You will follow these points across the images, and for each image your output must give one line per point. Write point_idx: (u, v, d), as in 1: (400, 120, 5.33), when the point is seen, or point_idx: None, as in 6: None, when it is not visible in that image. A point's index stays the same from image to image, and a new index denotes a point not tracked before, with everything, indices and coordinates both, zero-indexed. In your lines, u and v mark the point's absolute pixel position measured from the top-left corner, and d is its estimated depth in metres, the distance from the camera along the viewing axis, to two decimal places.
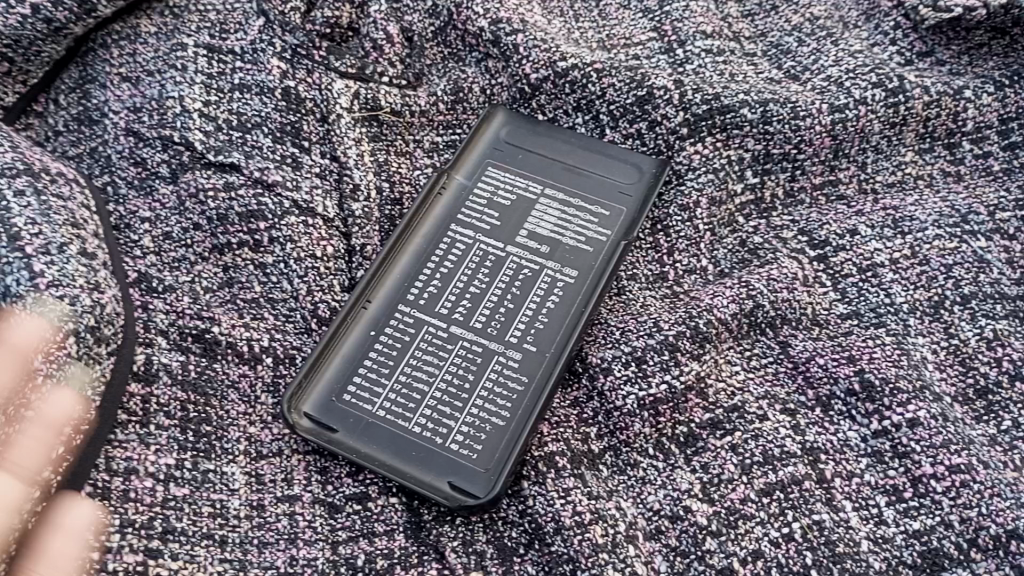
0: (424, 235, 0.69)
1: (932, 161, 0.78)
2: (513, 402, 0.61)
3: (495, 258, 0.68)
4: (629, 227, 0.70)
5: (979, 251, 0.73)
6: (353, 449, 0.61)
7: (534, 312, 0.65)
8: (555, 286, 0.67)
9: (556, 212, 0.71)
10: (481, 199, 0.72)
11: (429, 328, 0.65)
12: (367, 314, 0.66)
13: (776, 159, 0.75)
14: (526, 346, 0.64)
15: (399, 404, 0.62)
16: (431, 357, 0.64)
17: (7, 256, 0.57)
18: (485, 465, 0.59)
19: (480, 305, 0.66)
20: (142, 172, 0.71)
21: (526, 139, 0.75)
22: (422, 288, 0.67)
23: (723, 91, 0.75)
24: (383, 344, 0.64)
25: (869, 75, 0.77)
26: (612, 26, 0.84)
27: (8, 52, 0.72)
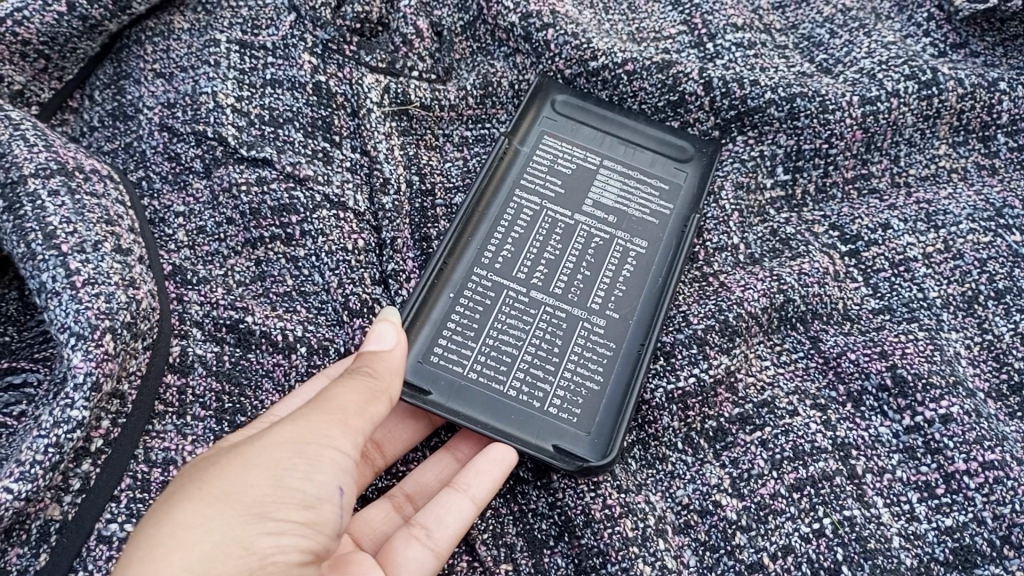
0: (495, 199, 0.68)
1: (967, 154, 0.77)
2: (604, 369, 0.63)
3: (566, 226, 0.68)
4: (695, 199, 0.70)
5: (1015, 245, 0.72)
6: (451, 410, 0.60)
7: (611, 281, 0.66)
8: (628, 255, 0.67)
9: (620, 182, 0.71)
10: (541, 166, 0.70)
11: (508, 292, 0.65)
12: (446, 279, 0.65)
13: (808, 155, 0.75)
14: (608, 313, 0.65)
15: (490, 367, 0.62)
16: (514, 323, 0.64)
17: (43, 254, 0.58)
18: (587, 429, 0.60)
19: (558, 271, 0.66)
20: (176, 167, 0.72)
21: (579, 110, 0.74)
22: (496, 252, 0.66)
23: (751, 90, 0.74)
24: (463, 308, 0.64)
25: (902, 68, 0.76)
26: (641, 20, 0.84)
27: (45, 49, 0.73)
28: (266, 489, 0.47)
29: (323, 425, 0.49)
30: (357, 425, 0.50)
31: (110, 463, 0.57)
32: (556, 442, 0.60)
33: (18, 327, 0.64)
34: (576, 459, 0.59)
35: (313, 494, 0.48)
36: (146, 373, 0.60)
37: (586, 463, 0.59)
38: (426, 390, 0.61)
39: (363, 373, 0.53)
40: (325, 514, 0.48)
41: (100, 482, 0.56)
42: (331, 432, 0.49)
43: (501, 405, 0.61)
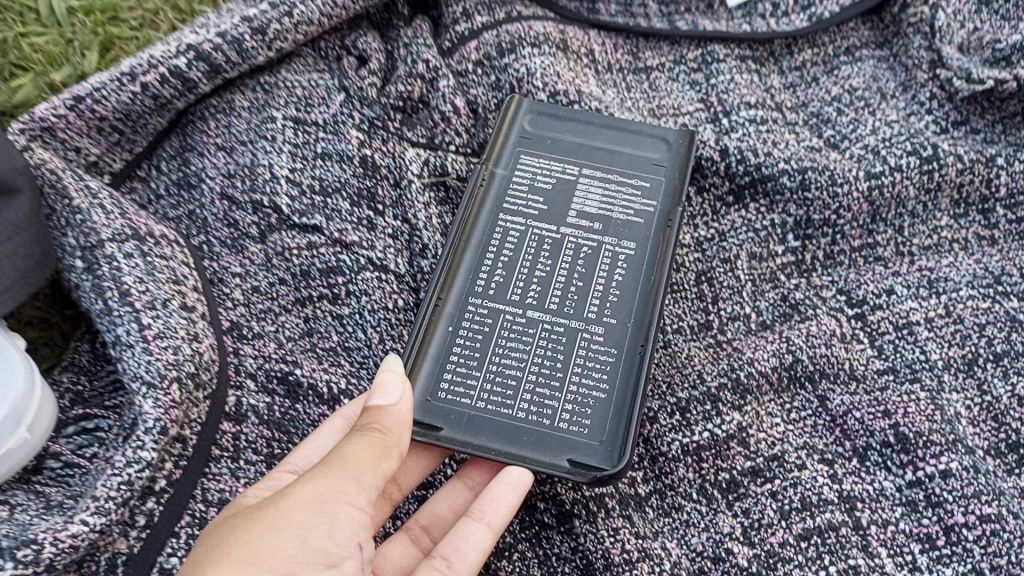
0: (478, 226, 0.74)
1: (967, 225, 0.82)
2: (608, 376, 0.67)
3: (553, 241, 0.73)
4: (673, 193, 0.76)
5: (1012, 311, 0.76)
6: (465, 442, 0.65)
7: (603, 287, 0.71)
8: (617, 259, 0.72)
9: (600, 189, 0.76)
10: (522, 186, 0.77)
11: (504, 317, 0.70)
12: (442, 314, 0.70)
13: (817, 224, 0.80)
14: (604, 319, 0.69)
15: (497, 393, 0.66)
16: (514, 344, 0.68)
17: (119, 310, 0.65)
18: (598, 438, 0.64)
19: (551, 287, 0.71)
20: (235, 232, 0.79)
21: (549, 126, 0.80)
22: (489, 279, 0.72)
23: (765, 159, 0.81)
24: (462, 338, 0.69)
25: (904, 144, 0.82)
26: (661, 97, 0.90)
27: (119, 125, 0.81)
28: (293, 549, 0.51)
29: (341, 486, 0.53)
30: (375, 479, 0.55)
31: (172, 501, 0.63)
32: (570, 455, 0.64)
33: (89, 376, 0.69)
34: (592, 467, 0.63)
35: (335, 551, 0.52)
36: (205, 420, 0.66)
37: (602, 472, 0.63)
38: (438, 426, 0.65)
39: (371, 429, 0.57)
40: (346, 570, 0.52)
41: (162, 518, 0.62)
42: (346, 491, 0.53)
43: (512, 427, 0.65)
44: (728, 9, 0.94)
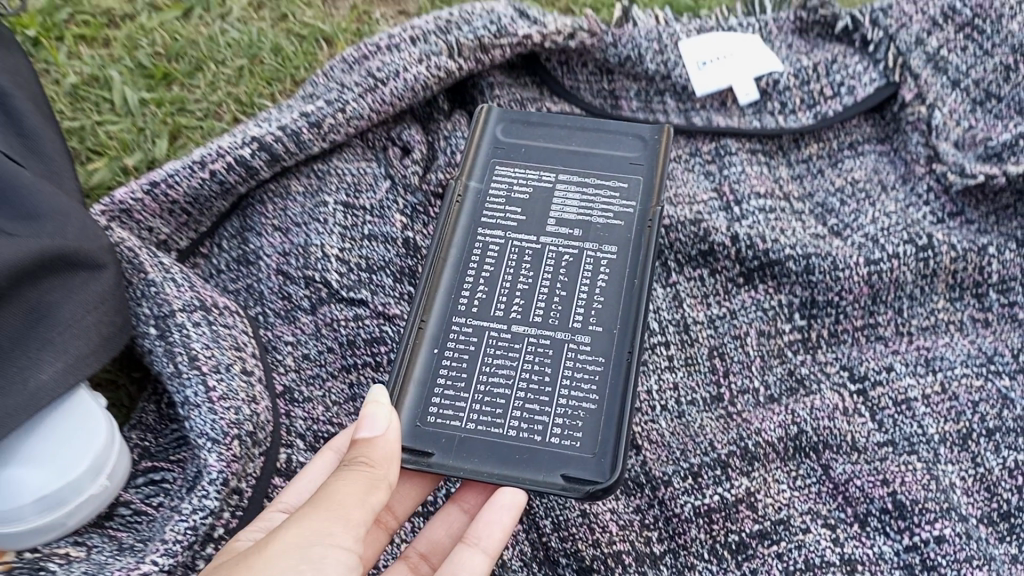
0: (457, 247, 0.78)
1: (962, 308, 0.88)
2: (597, 383, 0.70)
3: (534, 251, 0.77)
4: (651, 190, 0.79)
5: (1003, 389, 0.82)
6: (457, 467, 0.68)
7: (586, 295, 0.75)
8: (600, 264, 0.76)
9: (579, 194, 0.80)
10: (500, 199, 0.81)
11: (490, 333, 0.74)
12: (426, 336, 0.74)
13: (821, 305, 0.86)
14: (590, 327, 0.73)
15: (487, 412, 0.70)
16: (501, 362, 0.72)
17: (187, 373, 0.73)
18: (591, 450, 0.68)
19: (534, 300, 0.75)
20: (288, 304, 0.87)
21: (523, 133, 0.85)
22: (471, 296, 0.75)
23: (772, 245, 0.88)
24: (449, 359, 0.73)
25: (901, 233, 0.89)
26: (678, 185, 0.98)
27: (188, 207, 0.90)
28: None
29: (328, 520, 0.56)
30: (362, 514, 0.57)
31: None
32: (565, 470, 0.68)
33: (155, 434, 0.77)
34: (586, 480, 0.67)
35: None
36: (260, 475, 0.73)
37: (594, 488, 0.67)
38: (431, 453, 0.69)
39: (359, 463, 0.60)
40: None
41: None
42: (330, 529, 0.55)
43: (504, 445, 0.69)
44: (739, 107, 1.03)
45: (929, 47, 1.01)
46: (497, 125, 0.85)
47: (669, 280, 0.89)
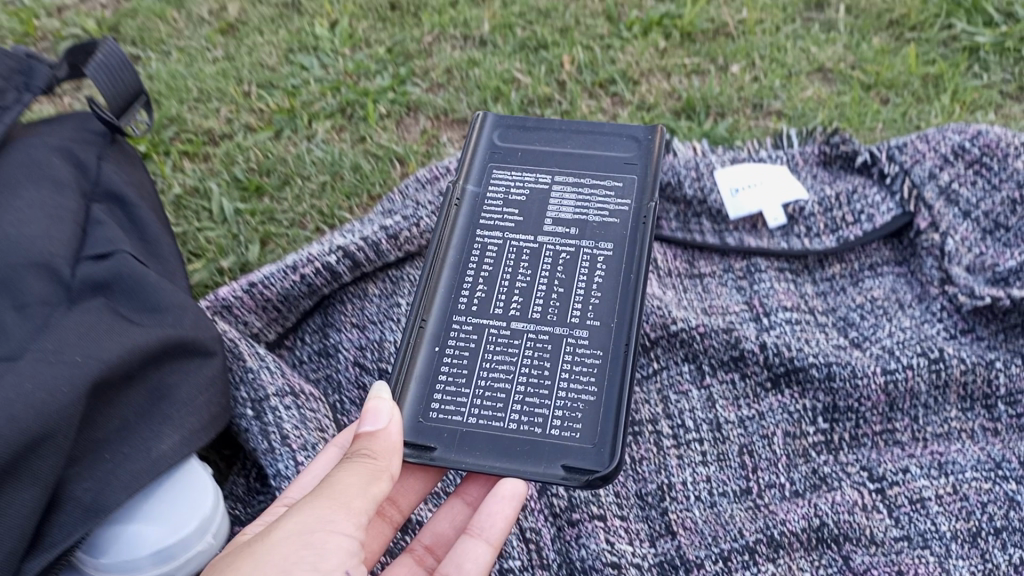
0: (459, 250, 0.91)
1: (974, 417, 0.96)
2: (598, 373, 0.82)
3: (532, 250, 0.90)
4: (642, 189, 0.93)
5: (1010, 492, 0.91)
6: (456, 461, 0.79)
7: (583, 294, 0.87)
8: (596, 261, 0.89)
9: (574, 196, 0.94)
10: (499, 201, 0.94)
11: (490, 330, 0.86)
12: (427, 336, 0.86)
13: (842, 410, 0.95)
14: (587, 322, 0.85)
15: (486, 409, 0.81)
16: (502, 356, 0.84)
17: (279, 449, 0.87)
18: (591, 441, 0.79)
19: (532, 300, 0.87)
20: (363, 393, 1.00)
21: (518, 137, 0.99)
22: (471, 298, 0.88)
23: (797, 353, 0.98)
24: (450, 358, 0.84)
25: (915, 347, 0.98)
26: (712, 298, 1.09)
27: (279, 304, 1.02)
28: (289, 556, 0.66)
29: (338, 502, 0.69)
30: (368, 495, 0.70)
31: None
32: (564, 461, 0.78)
33: (246, 504, 0.91)
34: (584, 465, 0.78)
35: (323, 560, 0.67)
36: None
37: (594, 476, 0.77)
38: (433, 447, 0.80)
39: (364, 454, 0.73)
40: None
41: None
42: (332, 512, 0.68)
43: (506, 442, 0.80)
44: (769, 230, 1.15)
45: (941, 181, 1.12)
46: (494, 131, 0.99)
47: (704, 382, 0.99)
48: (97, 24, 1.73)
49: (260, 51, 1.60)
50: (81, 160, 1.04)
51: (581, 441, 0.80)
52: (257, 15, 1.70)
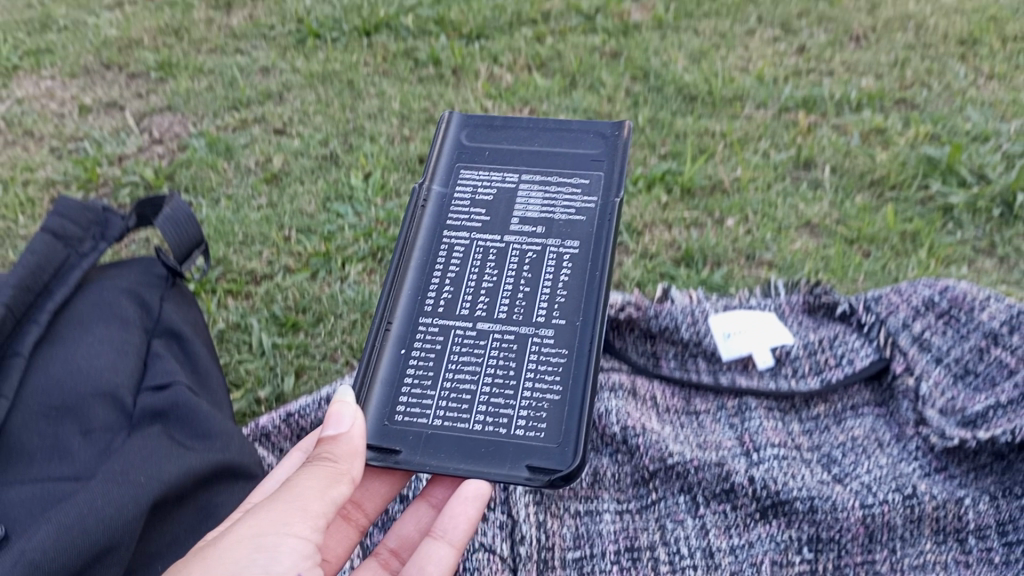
0: (427, 249, 1.05)
1: (947, 551, 1.05)
2: (561, 372, 0.96)
3: (498, 249, 1.04)
4: (607, 184, 1.07)
5: None
6: (418, 463, 0.92)
7: (548, 296, 1.01)
8: (562, 259, 1.03)
9: (541, 194, 1.07)
10: (466, 203, 1.08)
11: (456, 331, 1.00)
12: (392, 338, 1.00)
13: (824, 540, 1.05)
14: (552, 321, 0.99)
15: (453, 411, 0.95)
16: (469, 357, 0.98)
17: None
18: (554, 440, 0.92)
19: (499, 301, 1.01)
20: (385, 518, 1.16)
21: (486, 137, 1.13)
22: (438, 301, 1.02)
23: (782, 486, 1.08)
24: (416, 357, 0.98)
25: (890, 483, 1.08)
26: (706, 434, 1.19)
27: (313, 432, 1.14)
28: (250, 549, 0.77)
29: (296, 504, 0.81)
30: (327, 499, 0.82)
31: None
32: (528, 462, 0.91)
33: None
34: (548, 469, 0.91)
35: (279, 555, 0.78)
36: None
37: (554, 476, 0.90)
38: (398, 451, 0.93)
39: (326, 459, 0.85)
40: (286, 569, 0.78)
41: None
42: (292, 515, 0.80)
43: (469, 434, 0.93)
44: (758, 370, 1.26)
45: (913, 330, 1.24)
46: (462, 133, 1.13)
47: (698, 512, 1.09)
48: (154, 172, 1.91)
49: (301, 200, 1.79)
50: (146, 299, 1.18)
51: (544, 441, 0.92)
52: (300, 167, 1.90)
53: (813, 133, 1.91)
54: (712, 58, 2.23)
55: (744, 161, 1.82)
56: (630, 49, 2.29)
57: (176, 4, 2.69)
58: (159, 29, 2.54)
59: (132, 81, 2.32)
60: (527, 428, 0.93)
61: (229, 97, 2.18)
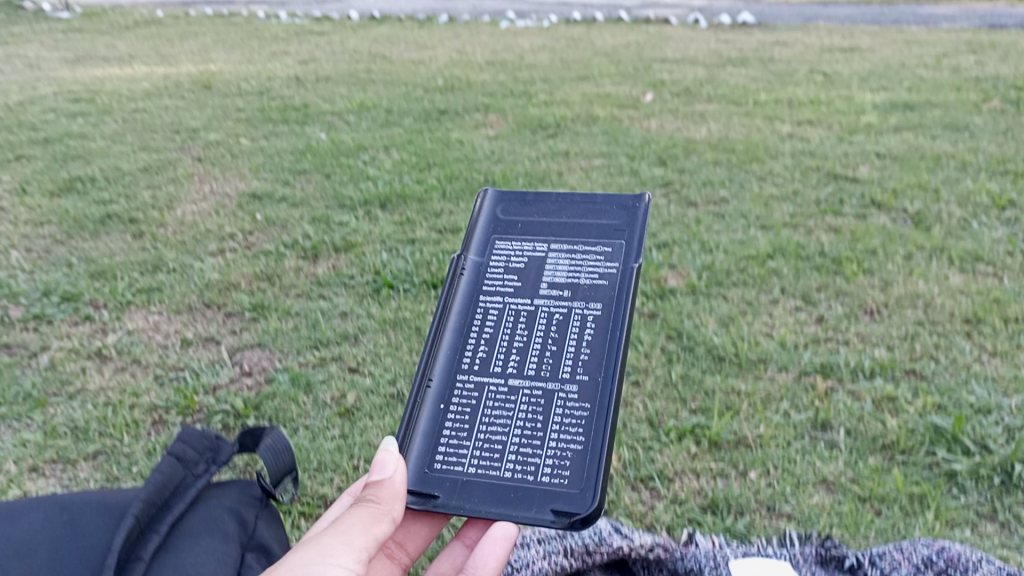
0: (466, 314, 1.46)
1: None
2: (583, 425, 1.32)
3: (529, 312, 1.45)
4: (624, 254, 1.47)
5: None
6: (452, 505, 1.30)
7: (573, 356, 1.39)
8: (586, 320, 1.42)
9: (568, 264, 1.49)
10: (503, 272, 1.50)
11: (489, 386, 1.39)
12: (435, 393, 1.40)
13: None
14: (574, 377, 1.37)
15: (485, 459, 1.33)
16: (500, 409, 1.37)
17: None
18: (575, 487, 1.27)
19: (527, 358, 1.40)
20: None
21: (520, 213, 1.56)
22: (476, 359, 1.42)
23: None
24: (452, 412, 1.38)
25: None
26: None
27: None
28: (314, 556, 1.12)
29: (344, 536, 1.16)
30: (370, 532, 1.18)
31: None
32: (552, 505, 1.27)
33: None
34: (569, 511, 1.26)
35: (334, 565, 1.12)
36: None
37: (573, 520, 1.25)
38: (436, 497, 1.31)
39: (372, 501, 1.22)
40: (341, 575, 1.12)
41: None
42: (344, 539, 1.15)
43: (500, 476, 1.31)
44: None
45: None
46: (498, 210, 1.57)
47: None
48: (243, 402, 2.18)
49: (370, 433, 2.04)
50: (244, 518, 1.40)
51: (568, 488, 1.28)
52: (370, 403, 2.16)
53: (830, 396, 2.12)
54: (740, 323, 2.51)
55: (766, 419, 2.03)
56: (666, 311, 2.59)
57: (271, 253, 3.10)
58: (255, 274, 2.93)
59: (227, 319, 2.66)
60: (554, 469, 1.30)
61: (312, 336, 2.50)
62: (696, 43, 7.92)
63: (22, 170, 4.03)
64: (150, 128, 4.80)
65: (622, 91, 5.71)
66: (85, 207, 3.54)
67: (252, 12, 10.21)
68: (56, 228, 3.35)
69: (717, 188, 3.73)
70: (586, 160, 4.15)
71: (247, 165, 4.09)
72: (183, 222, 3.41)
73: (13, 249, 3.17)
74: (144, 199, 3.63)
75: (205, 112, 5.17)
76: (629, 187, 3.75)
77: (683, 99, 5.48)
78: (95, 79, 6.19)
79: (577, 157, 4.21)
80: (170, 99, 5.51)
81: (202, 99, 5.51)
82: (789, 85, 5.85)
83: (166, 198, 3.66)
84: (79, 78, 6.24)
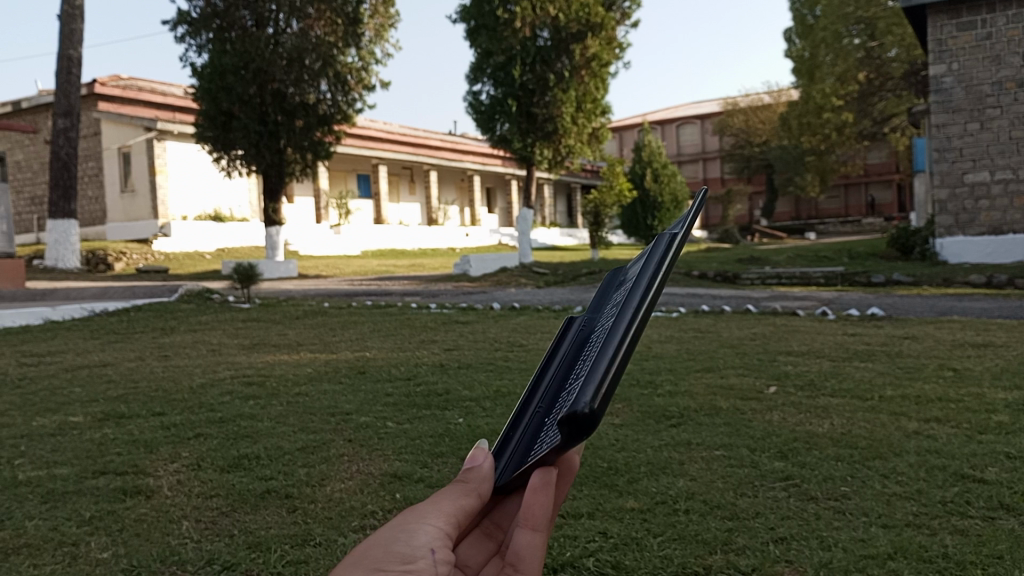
0: (561, 352, 1.29)
1: None
2: (605, 339, 0.98)
3: (611, 304, 1.21)
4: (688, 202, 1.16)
5: None
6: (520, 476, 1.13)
7: (620, 301, 1.09)
8: (640, 266, 1.12)
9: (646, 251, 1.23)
10: (600, 303, 1.31)
11: (560, 389, 1.16)
12: (522, 426, 1.22)
13: None
14: (612, 317, 1.06)
15: (536, 448, 1.08)
16: (561, 400, 1.11)
17: None
18: (585, 386, 0.92)
19: (592, 342, 1.15)
20: None
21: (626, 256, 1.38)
22: (556, 384, 1.22)
23: None
24: (530, 431, 1.18)
25: None
26: None
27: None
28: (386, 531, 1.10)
29: (432, 507, 1.13)
30: (461, 502, 1.14)
31: None
32: (568, 436, 0.92)
33: None
34: (575, 418, 0.90)
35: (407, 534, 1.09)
36: None
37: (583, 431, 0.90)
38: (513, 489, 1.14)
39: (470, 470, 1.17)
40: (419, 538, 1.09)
41: None
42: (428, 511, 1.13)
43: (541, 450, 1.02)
44: None
45: None
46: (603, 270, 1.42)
47: None
48: None
49: None
50: None
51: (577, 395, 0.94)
52: None
53: None
54: None
55: None
56: None
57: None
58: None
59: None
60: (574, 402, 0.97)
61: None
62: (823, 335, 8.15)
63: (199, 446, 4.57)
64: (309, 410, 5.36)
65: (745, 382, 5.96)
66: (249, 482, 3.97)
67: (406, 303, 11.37)
68: (223, 501, 3.76)
69: (838, 483, 3.79)
70: (707, 450, 4.32)
71: (392, 447, 4.48)
72: (331, 499, 3.76)
73: (185, 518, 3.57)
74: (300, 477, 4.05)
75: (359, 396, 5.73)
76: (750, 479, 3.87)
77: (806, 392, 5.63)
78: (266, 365, 6.96)
79: (698, 446, 4.40)
80: (329, 384, 6.16)
81: (357, 383, 6.15)
82: (918, 380, 5.91)
83: (319, 476, 4.06)
84: (253, 363, 7.07)
